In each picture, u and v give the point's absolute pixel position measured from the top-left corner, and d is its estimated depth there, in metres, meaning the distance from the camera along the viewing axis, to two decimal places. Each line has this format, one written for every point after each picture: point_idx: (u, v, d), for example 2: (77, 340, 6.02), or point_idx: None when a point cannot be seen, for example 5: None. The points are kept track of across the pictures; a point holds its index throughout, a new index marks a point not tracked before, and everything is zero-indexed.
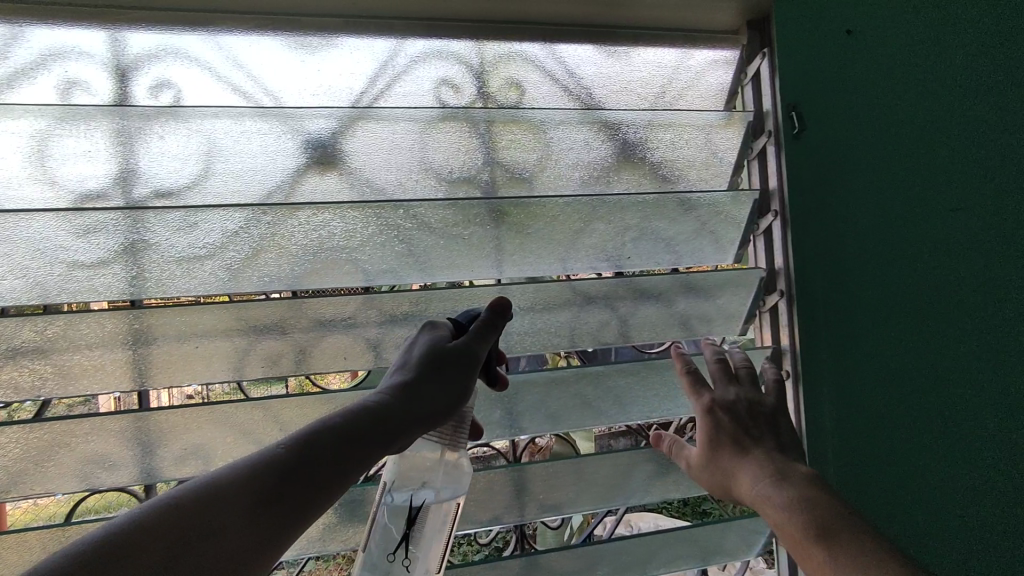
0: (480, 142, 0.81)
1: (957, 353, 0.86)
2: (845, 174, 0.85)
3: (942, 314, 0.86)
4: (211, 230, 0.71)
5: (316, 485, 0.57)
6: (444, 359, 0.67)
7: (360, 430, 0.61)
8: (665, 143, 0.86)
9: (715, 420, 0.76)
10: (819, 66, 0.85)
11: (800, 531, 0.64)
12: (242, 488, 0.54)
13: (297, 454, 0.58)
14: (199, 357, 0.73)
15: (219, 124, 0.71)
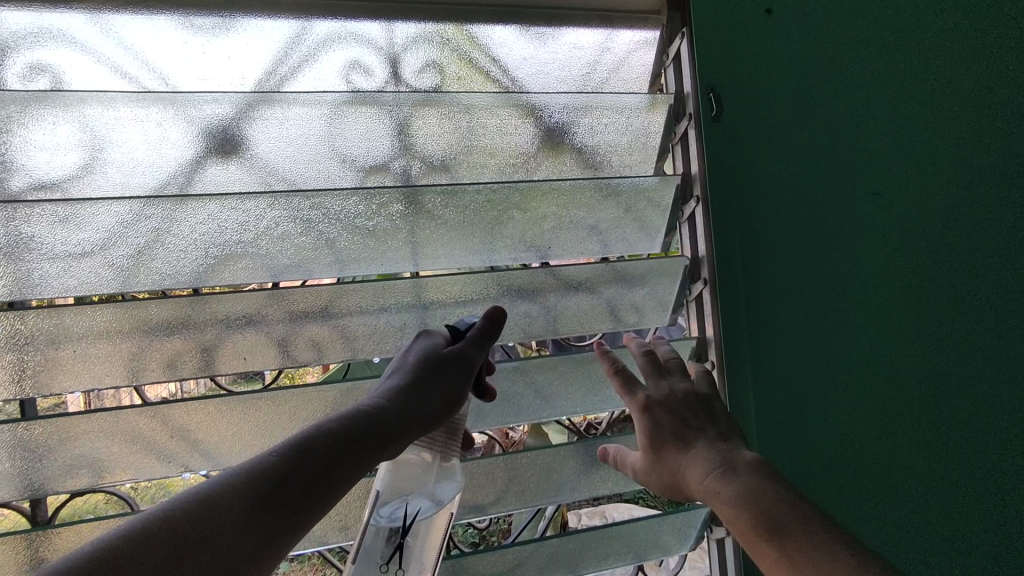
0: (391, 128, 0.77)
1: (900, 352, 0.88)
2: (763, 162, 0.84)
3: (886, 315, 0.87)
4: (89, 225, 0.65)
5: (311, 488, 0.58)
6: (438, 361, 0.71)
7: (357, 432, 0.63)
8: (586, 128, 0.83)
9: (652, 418, 0.74)
10: (739, 47, 0.83)
11: (749, 528, 0.62)
12: (239, 488, 0.56)
13: (290, 454, 0.60)
14: (84, 363, 0.68)
15: (93, 111, 0.66)
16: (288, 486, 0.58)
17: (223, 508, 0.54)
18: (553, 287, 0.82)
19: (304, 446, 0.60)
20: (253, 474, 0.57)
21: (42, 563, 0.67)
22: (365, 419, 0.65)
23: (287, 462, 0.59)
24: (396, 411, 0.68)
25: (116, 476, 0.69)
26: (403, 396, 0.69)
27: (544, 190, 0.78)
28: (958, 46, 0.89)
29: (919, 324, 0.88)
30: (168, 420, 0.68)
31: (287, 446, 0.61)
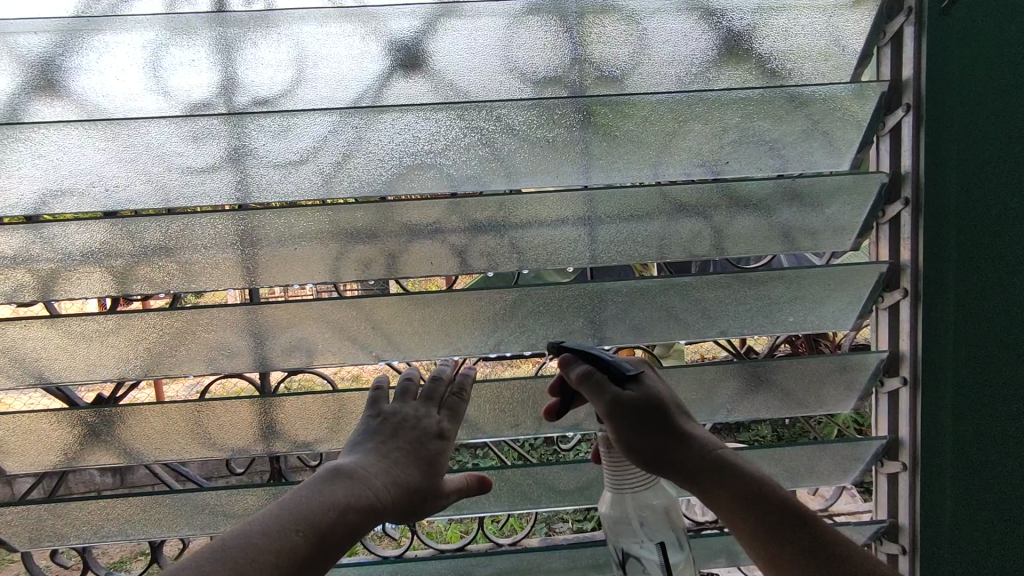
0: (568, 36, 0.76)
1: (1003, 368, 0.79)
2: (967, 90, 0.75)
3: (989, 331, 0.78)
4: (304, 134, 0.73)
5: (346, 535, 0.55)
6: (410, 424, 0.68)
7: (311, 502, 0.56)
8: (777, 31, 0.77)
9: (625, 416, 0.67)
10: None
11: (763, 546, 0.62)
12: (277, 529, 0.52)
13: (320, 511, 0.55)
14: (300, 260, 0.77)
15: (306, 28, 0.72)
16: (331, 542, 0.54)
17: (281, 558, 0.51)
18: (726, 204, 0.79)
19: (336, 505, 0.56)
20: (288, 522, 0.53)
21: (273, 424, 0.80)
22: (367, 501, 0.58)
23: (320, 518, 0.54)
24: (378, 481, 0.61)
25: (325, 360, 0.79)
26: (388, 474, 0.62)
27: (726, 100, 0.76)
28: None
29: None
30: (370, 314, 0.77)
31: (307, 506, 0.55)
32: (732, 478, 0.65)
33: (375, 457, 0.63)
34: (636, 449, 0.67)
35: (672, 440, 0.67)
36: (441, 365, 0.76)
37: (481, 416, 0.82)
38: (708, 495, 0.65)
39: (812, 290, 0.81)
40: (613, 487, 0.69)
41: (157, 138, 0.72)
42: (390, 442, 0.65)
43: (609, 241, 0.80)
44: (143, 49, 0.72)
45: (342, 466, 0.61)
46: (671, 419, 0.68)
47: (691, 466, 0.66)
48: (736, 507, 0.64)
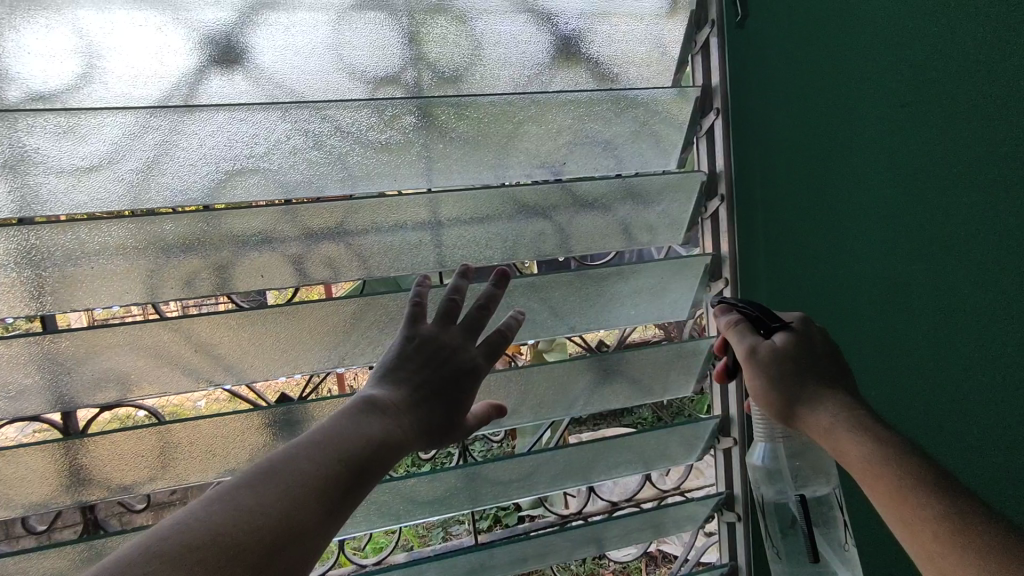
0: (399, 35, 0.73)
1: (897, 249, 0.76)
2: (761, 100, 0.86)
3: (873, 217, 0.78)
4: (92, 137, 0.63)
5: (377, 467, 0.54)
6: (444, 356, 0.63)
7: (344, 437, 0.54)
8: (603, 37, 0.79)
9: (762, 368, 0.64)
10: None
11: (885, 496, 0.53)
12: (320, 457, 0.52)
13: (365, 444, 0.54)
14: (103, 279, 0.68)
15: (85, 14, 0.63)
16: (369, 476, 0.54)
17: (323, 492, 0.50)
18: (568, 204, 0.81)
19: (376, 438, 0.55)
20: (331, 452, 0.52)
21: (78, 472, 0.69)
22: (397, 438, 0.57)
23: (363, 450, 0.54)
24: (407, 418, 0.59)
25: (141, 391, 0.70)
26: (420, 412, 0.60)
27: (561, 102, 0.77)
28: None
29: (932, 223, 0.73)
30: (191, 335, 0.69)
31: (351, 437, 0.54)
32: (881, 438, 0.56)
33: (405, 392, 0.61)
34: (771, 398, 0.64)
35: (821, 390, 0.62)
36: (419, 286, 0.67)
37: None
38: (834, 448, 0.58)
39: (650, 284, 0.85)
40: (764, 436, 0.71)
41: None
42: (426, 375, 0.62)
43: (454, 244, 0.79)
44: None
45: (375, 394, 0.59)
46: (828, 372, 0.63)
47: (819, 420, 0.60)
48: (867, 460, 0.54)
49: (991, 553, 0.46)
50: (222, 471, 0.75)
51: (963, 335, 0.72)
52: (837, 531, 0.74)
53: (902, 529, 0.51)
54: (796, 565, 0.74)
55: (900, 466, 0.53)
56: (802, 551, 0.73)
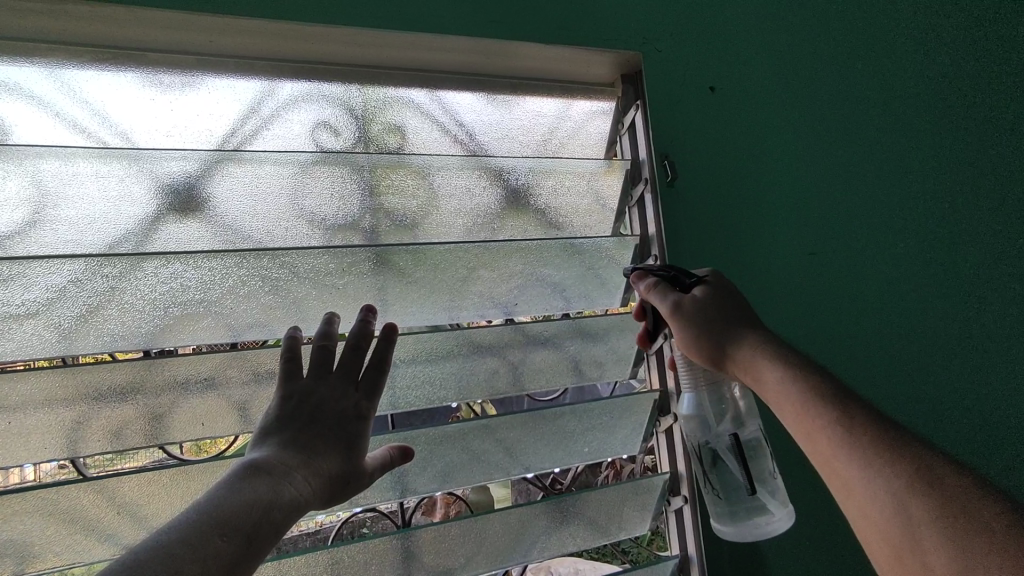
0: (360, 188, 0.77)
1: (888, 242, 0.95)
2: (707, 242, 0.89)
3: (871, 220, 0.95)
4: (33, 284, 0.61)
5: (273, 527, 0.50)
6: (325, 406, 0.61)
7: (229, 502, 0.49)
8: (548, 190, 0.86)
9: (684, 317, 0.68)
10: (696, 126, 0.90)
11: (797, 399, 0.58)
12: (195, 530, 0.45)
13: (246, 509, 0.49)
14: (22, 432, 0.63)
15: (47, 165, 0.64)
16: (258, 540, 0.48)
17: (206, 566, 0.44)
18: (520, 343, 0.83)
19: (258, 502, 0.50)
20: (209, 527, 0.46)
21: None
22: (289, 498, 0.52)
23: (244, 516, 0.48)
24: (299, 475, 0.55)
25: (46, 563, 0.62)
26: (312, 469, 0.57)
27: (515, 248, 0.81)
28: (805, 34, 0.97)
29: (879, 212, 0.95)
30: (115, 497, 0.62)
31: (228, 504, 0.48)
32: (788, 361, 0.61)
33: (293, 448, 0.57)
34: (696, 345, 0.67)
35: (746, 334, 0.66)
36: (291, 338, 0.66)
37: None
38: (754, 378, 0.64)
39: (605, 421, 0.86)
40: (688, 386, 0.72)
41: None
42: (309, 426, 0.60)
43: (408, 384, 0.79)
44: None
45: (254, 459, 0.55)
46: (743, 319, 0.67)
47: (741, 356, 0.65)
48: (777, 382, 0.60)
49: (901, 460, 0.49)
50: None
51: (924, 308, 0.94)
52: (765, 462, 0.72)
53: (804, 433, 0.57)
54: (733, 510, 0.71)
55: (807, 385, 0.58)
56: (738, 486, 0.70)
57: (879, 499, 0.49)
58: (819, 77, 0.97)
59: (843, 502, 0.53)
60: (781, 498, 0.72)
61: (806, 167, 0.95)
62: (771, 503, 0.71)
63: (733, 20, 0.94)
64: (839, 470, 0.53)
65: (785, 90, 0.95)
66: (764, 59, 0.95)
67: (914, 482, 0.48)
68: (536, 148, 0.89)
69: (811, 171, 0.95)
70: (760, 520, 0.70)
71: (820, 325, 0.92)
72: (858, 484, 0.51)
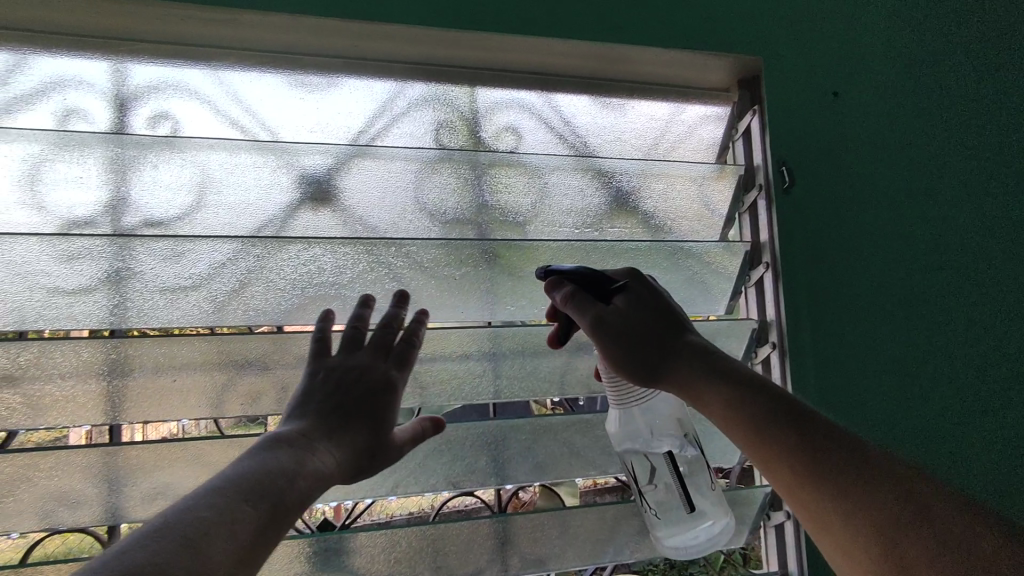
0: (478, 185, 0.82)
1: (980, 267, 0.85)
2: (815, 250, 0.85)
3: (962, 240, 0.86)
4: (199, 260, 0.70)
5: (296, 496, 0.53)
6: (354, 379, 0.65)
7: (254, 473, 0.52)
8: (657, 193, 0.87)
9: (605, 334, 0.68)
10: (816, 129, 0.87)
11: (749, 424, 0.61)
12: (222, 497, 0.48)
13: (266, 479, 0.52)
14: (181, 391, 0.71)
15: (214, 157, 0.74)
16: (282, 508, 0.51)
17: (236, 527, 0.46)
18: None
19: (278, 472, 0.53)
20: (237, 494, 0.49)
21: None
22: (312, 468, 0.57)
23: (266, 485, 0.52)
24: (322, 450, 0.59)
25: None
26: (335, 441, 0.61)
27: (620, 249, 0.83)
28: (942, 34, 0.91)
29: (972, 233, 0.86)
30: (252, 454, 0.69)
31: (246, 474, 0.52)
32: (728, 382, 0.64)
33: (317, 422, 0.62)
34: (622, 363, 0.68)
35: (671, 352, 0.68)
36: (360, 308, 0.70)
37: (373, 568, 0.74)
38: (697, 400, 0.66)
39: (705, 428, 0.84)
40: (617, 404, 0.75)
41: (22, 256, 0.66)
42: (333, 400, 0.64)
43: (513, 375, 0.82)
44: (22, 162, 0.71)
45: (277, 434, 0.59)
46: (668, 335, 0.69)
47: (677, 375, 0.67)
48: (724, 406, 0.63)
49: (879, 487, 0.51)
50: None
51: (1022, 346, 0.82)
52: (703, 476, 0.78)
53: (763, 461, 0.59)
54: (673, 524, 0.76)
55: (752, 410, 0.61)
56: (677, 503, 0.76)
57: (862, 529, 0.50)
58: (944, 75, 0.90)
59: (818, 534, 0.54)
60: (719, 505, 0.78)
61: (910, 175, 0.87)
62: (711, 514, 0.77)
63: (858, 21, 0.91)
64: (811, 501, 0.55)
65: (908, 92, 0.90)
66: (890, 63, 0.90)
67: (899, 512, 0.49)
68: (645, 152, 0.89)
69: (902, 179, 0.87)
70: (700, 532, 0.76)
71: (899, 350, 0.84)
72: (835, 516, 0.52)
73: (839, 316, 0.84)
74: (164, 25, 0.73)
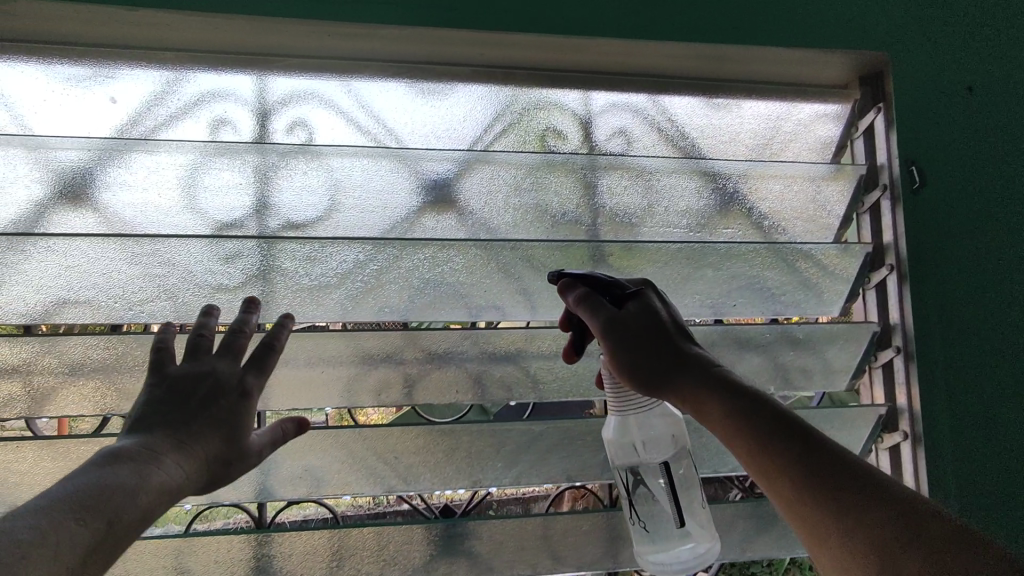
0: (591, 188, 0.83)
1: None
2: (943, 251, 0.81)
3: None
4: (341, 260, 0.75)
5: (130, 516, 0.47)
6: (196, 385, 0.59)
7: (93, 494, 0.47)
8: (770, 194, 0.86)
9: (615, 337, 0.67)
10: (946, 125, 0.84)
11: (751, 436, 0.59)
12: (44, 520, 0.43)
13: (102, 495, 0.47)
14: (318, 381, 0.78)
15: (348, 164, 0.79)
16: (119, 527, 0.47)
17: (59, 551, 0.42)
18: (728, 345, 0.84)
19: (118, 487, 0.48)
20: (59, 516, 0.44)
21: (267, 560, 0.73)
22: (158, 482, 0.51)
23: (102, 501, 0.47)
24: (173, 462, 0.53)
25: (335, 488, 0.76)
26: (188, 452, 0.55)
27: (729, 250, 0.82)
28: None
29: None
30: (384, 442, 0.74)
31: (83, 490, 0.47)
32: (735, 393, 0.62)
33: (155, 431, 0.55)
34: (631, 367, 0.67)
35: (679, 361, 0.66)
36: (205, 319, 0.65)
37: (490, 555, 0.78)
38: (701, 410, 0.64)
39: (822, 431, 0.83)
40: (615, 409, 0.71)
41: (190, 256, 0.71)
42: (177, 409, 0.57)
43: None
44: (185, 173, 0.78)
45: (120, 445, 0.52)
46: (677, 345, 0.68)
47: (683, 385, 0.65)
48: (728, 415, 0.61)
49: (879, 507, 0.49)
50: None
51: None
52: (694, 492, 0.74)
53: (762, 472, 0.58)
54: (659, 538, 0.73)
55: (757, 422, 0.59)
56: (664, 518, 0.73)
57: (858, 547, 0.48)
58: None
59: (814, 551, 0.52)
60: (707, 527, 0.74)
61: None
62: (697, 533, 0.73)
63: (993, 12, 0.87)
64: (810, 516, 0.52)
65: None
66: None
67: (897, 531, 0.47)
68: (752, 152, 0.88)
69: None
70: (682, 552, 0.72)
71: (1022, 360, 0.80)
72: (836, 533, 0.50)
73: (970, 320, 0.80)
74: (302, 39, 0.78)
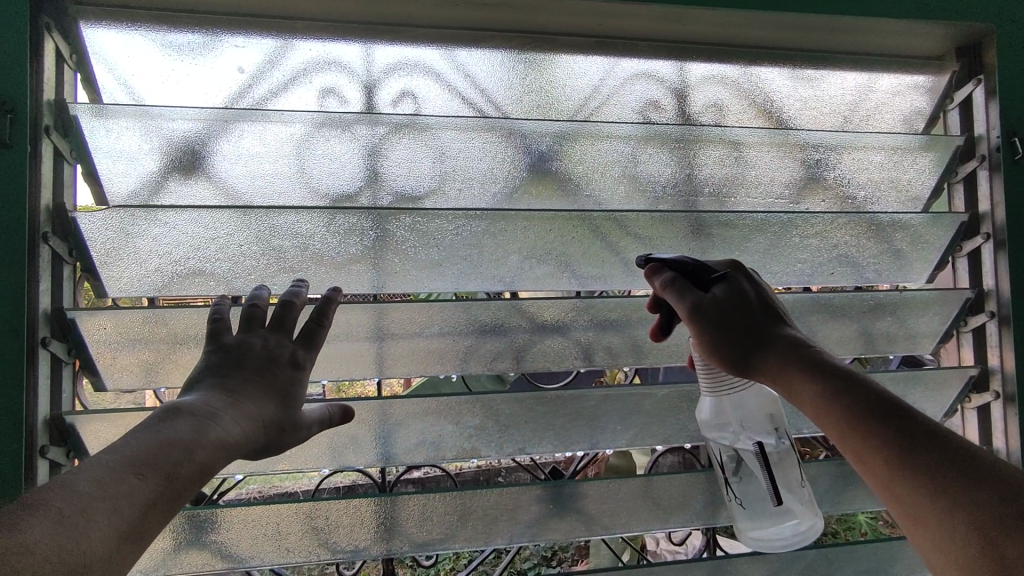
0: (687, 159, 0.84)
1: None
2: None
3: None
4: (454, 231, 0.76)
5: (190, 469, 0.49)
6: (249, 355, 0.60)
7: (155, 447, 0.48)
8: (858, 165, 0.88)
9: (703, 320, 0.66)
10: None
11: (843, 415, 0.57)
12: (107, 470, 0.45)
13: (162, 451, 0.48)
14: (431, 351, 0.79)
15: (452, 136, 0.79)
16: (179, 481, 0.48)
17: (119, 504, 0.43)
18: (821, 312, 0.86)
19: (178, 443, 0.49)
20: (123, 468, 0.45)
21: (392, 522, 0.76)
22: (217, 438, 0.52)
23: (162, 457, 0.48)
24: (229, 420, 0.54)
25: (451, 453, 0.78)
26: (242, 411, 0.55)
27: (823, 221, 0.85)
28: None
29: None
30: (501, 407, 0.77)
31: (142, 445, 0.48)
32: (826, 372, 0.60)
33: (220, 392, 0.56)
34: (720, 349, 0.67)
35: (770, 342, 0.66)
36: (259, 292, 0.66)
37: (599, 514, 0.81)
38: (789, 390, 0.63)
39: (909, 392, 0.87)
40: (709, 390, 0.72)
41: (301, 228, 0.71)
42: (237, 373, 0.58)
43: None
44: (295, 141, 0.75)
45: (181, 402, 0.53)
46: (767, 325, 0.67)
47: (772, 366, 0.65)
48: (816, 395, 0.60)
49: (981, 491, 0.48)
50: (511, 537, 0.79)
51: None
52: (794, 470, 0.73)
53: (850, 451, 0.57)
54: (757, 514, 0.74)
55: (845, 401, 0.58)
56: (762, 496, 0.73)
57: (958, 529, 0.47)
58: None
59: (908, 532, 0.51)
60: (809, 503, 0.73)
61: None
62: (798, 511, 0.73)
63: None
64: (905, 498, 0.51)
65: None
66: None
67: (1000, 515, 0.46)
68: (840, 122, 0.90)
69: None
70: (783, 528, 0.73)
71: None
72: (930, 515, 0.49)
73: None
74: (410, 7, 0.77)
